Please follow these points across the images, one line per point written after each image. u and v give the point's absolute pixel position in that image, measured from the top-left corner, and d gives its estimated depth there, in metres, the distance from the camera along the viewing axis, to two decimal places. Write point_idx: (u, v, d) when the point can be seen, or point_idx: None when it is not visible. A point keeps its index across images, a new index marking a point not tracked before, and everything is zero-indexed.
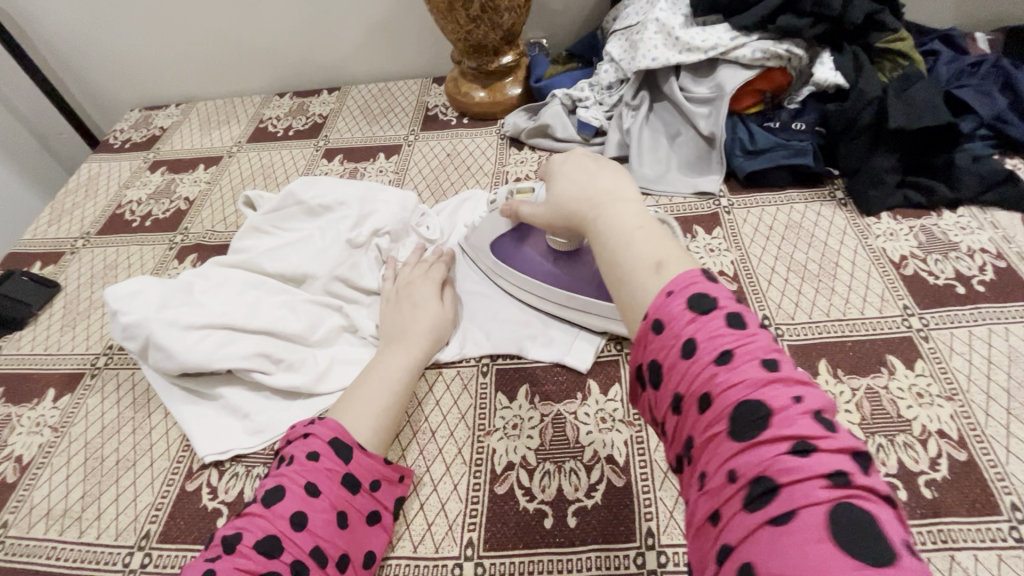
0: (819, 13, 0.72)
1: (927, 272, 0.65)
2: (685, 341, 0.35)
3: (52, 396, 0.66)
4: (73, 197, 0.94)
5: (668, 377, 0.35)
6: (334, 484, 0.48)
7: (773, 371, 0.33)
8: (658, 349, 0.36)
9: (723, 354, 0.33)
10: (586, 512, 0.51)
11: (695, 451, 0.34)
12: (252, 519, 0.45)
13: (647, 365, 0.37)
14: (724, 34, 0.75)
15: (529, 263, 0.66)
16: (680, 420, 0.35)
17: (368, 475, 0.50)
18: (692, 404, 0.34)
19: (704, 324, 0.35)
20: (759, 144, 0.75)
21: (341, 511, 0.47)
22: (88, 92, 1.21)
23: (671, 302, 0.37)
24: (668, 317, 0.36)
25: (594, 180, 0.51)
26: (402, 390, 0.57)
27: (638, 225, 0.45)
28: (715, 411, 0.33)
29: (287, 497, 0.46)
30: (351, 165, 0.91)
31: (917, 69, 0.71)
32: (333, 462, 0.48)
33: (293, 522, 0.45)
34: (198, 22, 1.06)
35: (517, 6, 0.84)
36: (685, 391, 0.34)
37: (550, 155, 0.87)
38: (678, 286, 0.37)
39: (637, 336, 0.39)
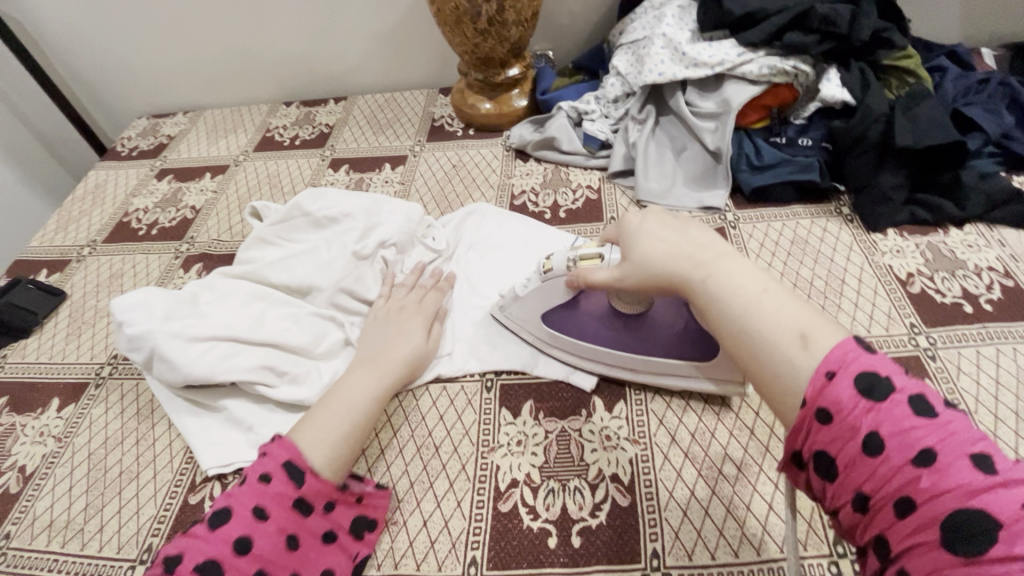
0: (826, 30, 0.71)
1: (935, 290, 0.65)
2: (868, 436, 0.32)
3: (56, 405, 0.66)
4: (80, 205, 0.95)
5: (846, 474, 0.33)
6: (282, 508, 0.48)
7: (992, 471, 0.29)
8: (831, 442, 0.34)
9: (923, 454, 0.31)
10: (590, 531, 0.51)
11: (891, 553, 0.31)
12: (195, 540, 0.46)
13: (814, 456, 0.35)
14: (730, 50, 0.75)
15: (594, 330, 0.60)
16: (866, 518, 0.33)
17: (320, 498, 0.50)
18: (884, 505, 0.31)
19: (886, 414, 0.32)
20: (765, 160, 0.75)
21: (289, 534, 0.48)
22: (97, 99, 1.21)
23: (837, 387, 0.34)
24: (838, 408, 0.34)
25: (680, 242, 0.48)
26: (363, 417, 0.55)
27: (759, 288, 0.43)
28: (920, 516, 0.30)
29: (233, 521, 0.46)
30: (357, 175, 0.92)
31: (924, 86, 0.71)
32: (283, 485, 0.49)
33: (237, 546, 0.45)
34: (207, 31, 1.07)
35: (524, 20, 0.84)
36: (873, 491, 0.32)
37: (556, 168, 0.87)
38: (839, 366, 0.35)
39: (795, 423, 0.36)
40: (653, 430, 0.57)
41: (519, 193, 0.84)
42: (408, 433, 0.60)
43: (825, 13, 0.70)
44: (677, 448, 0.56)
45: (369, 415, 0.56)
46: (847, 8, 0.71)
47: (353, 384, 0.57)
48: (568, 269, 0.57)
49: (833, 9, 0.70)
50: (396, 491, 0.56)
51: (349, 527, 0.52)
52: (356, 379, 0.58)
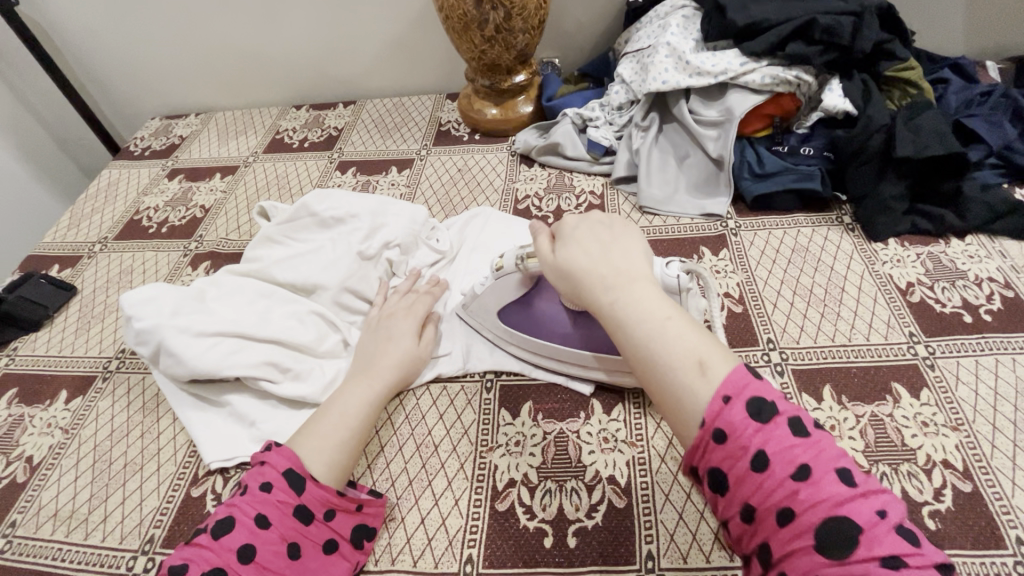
0: (828, 41, 0.72)
1: (934, 300, 0.65)
2: (755, 454, 0.35)
3: (64, 398, 0.68)
4: (93, 202, 0.97)
5: (736, 489, 0.35)
6: (285, 516, 0.48)
7: (852, 484, 0.34)
8: (723, 460, 0.36)
9: (801, 469, 0.34)
10: (586, 532, 0.52)
11: (771, 560, 0.34)
12: (200, 550, 0.46)
13: (708, 472, 0.37)
14: (734, 60, 0.76)
15: (549, 331, 0.61)
16: (751, 528, 0.35)
17: (321, 506, 0.50)
18: (767, 516, 0.34)
19: (772, 435, 0.35)
20: (767, 168, 0.76)
21: (293, 542, 0.48)
22: (112, 100, 1.24)
23: (731, 410, 0.37)
24: (732, 428, 0.36)
25: (605, 257, 0.48)
26: (357, 426, 0.56)
27: (666, 314, 0.43)
28: (798, 524, 0.33)
29: (236, 529, 0.47)
30: (364, 177, 0.93)
31: (926, 98, 0.72)
32: (283, 493, 0.49)
33: (239, 555, 0.45)
34: (221, 36, 1.09)
35: (531, 27, 0.86)
36: (759, 503, 0.35)
37: (560, 173, 0.88)
38: (733, 391, 0.37)
39: (693, 442, 0.38)
40: (651, 433, 0.58)
41: (523, 197, 0.85)
42: (408, 431, 0.61)
43: (828, 24, 0.71)
44: (674, 451, 0.56)
45: (362, 422, 0.57)
46: (850, 20, 0.71)
47: (347, 394, 0.58)
48: (518, 267, 0.58)
49: (836, 20, 0.71)
50: (395, 488, 0.57)
51: (351, 536, 0.52)
52: (347, 389, 0.59)
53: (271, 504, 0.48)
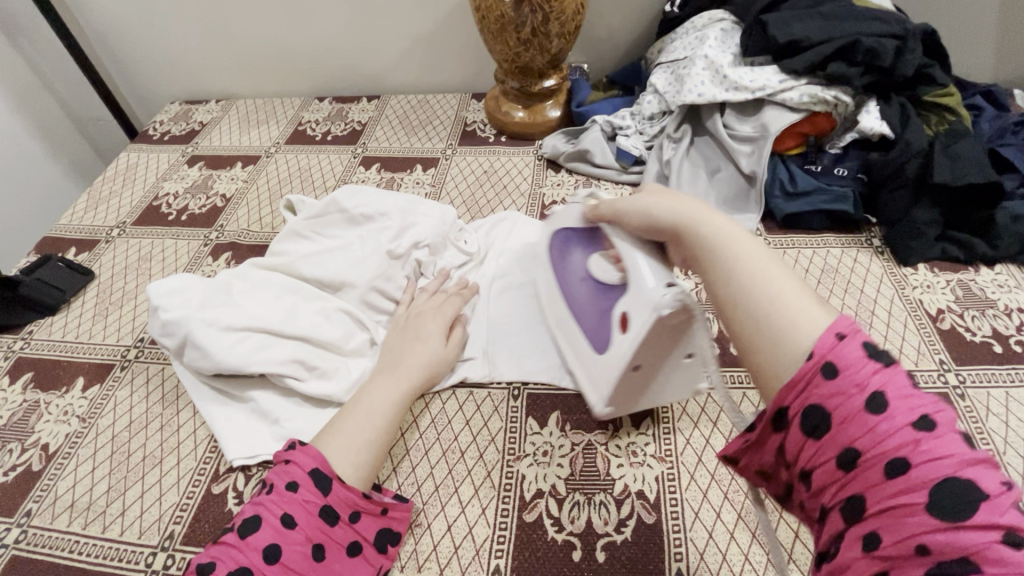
0: (870, 62, 0.72)
1: (964, 328, 0.65)
2: (872, 396, 0.33)
3: (81, 385, 0.66)
4: (110, 185, 0.95)
5: (841, 429, 0.33)
6: (311, 517, 0.47)
7: (974, 449, 0.31)
8: (832, 397, 0.34)
9: (921, 421, 0.31)
10: (615, 547, 0.51)
11: (865, 512, 0.32)
12: (227, 549, 0.45)
13: (804, 410, 0.35)
14: (773, 77, 0.75)
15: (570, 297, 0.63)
16: (846, 477, 0.33)
17: (347, 507, 0.50)
18: (873, 464, 0.32)
19: (893, 382, 0.33)
20: (799, 187, 0.75)
21: (318, 543, 0.47)
22: (131, 81, 1.22)
23: (848, 348, 0.34)
24: (845, 364, 0.34)
25: (688, 206, 0.48)
26: (384, 426, 0.55)
27: (764, 257, 0.43)
28: (909, 477, 0.31)
29: (262, 528, 0.46)
30: (388, 174, 0.92)
31: (964, 125, 0.71)
32: (310, 492, 0.48)
33: (265, 555, 0.44)
34: (247, 22, 1.08)
35: (567, 32, 0.85)
36: (865, 449, 0.32)
37: (588, 180, 0.87)
38: (847, 330, 0.35)
39: (794, 377, 0.36)
40: (680, 448, 0.57)
41: (550, 203, 0.84)
42: (434, 436, 0.60)
43: (871, 46, 0.71)
44: (704, 468, 0.56)
45: (388, 422, 0.56)
46: (892, 43, 0.71)
47: (371, 392, 0.57)
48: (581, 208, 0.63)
49: (879, 42, 0.71)
50: (421, 493, 0.56)
51: (374, 539, 0.51)
52: (373, 387, 0.58)
53: (298, 503, 0.48)
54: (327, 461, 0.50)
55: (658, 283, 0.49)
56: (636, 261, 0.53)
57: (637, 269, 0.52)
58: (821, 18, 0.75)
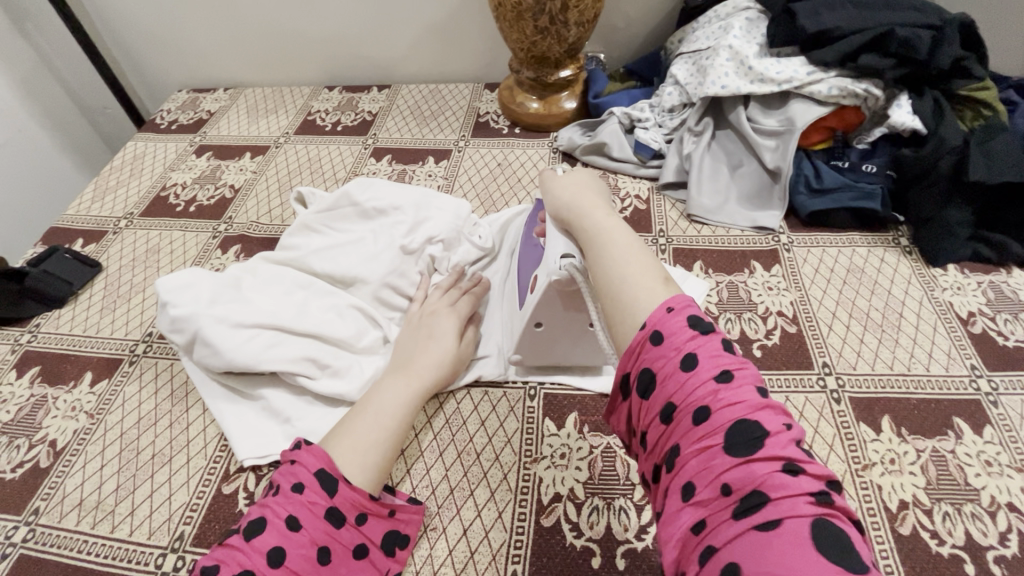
0: (904, 54, 0.69)
1: (997, 332, 0.63)
2: (686, 355, 0.37)
3: (89, 380, 0.65)
4: (118, 174, 0.94)
5: (661, 386, 0.37)
6: (317, 519, 0.45)
7: (765, 398, 0.35)
8: (657, 359, 0.38)
9: (723, 374, 0.35)
10: (636, 555, 0.50)
11: (679, 459, 0.35)
12: (231, 552, 0.43)
13: (639, 374, 0.39)
14: (800, 68, 0.73)
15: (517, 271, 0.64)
16: (667, 429, 0.36)
17: (354, 509, 0.48)
18: (685, 414, 0.35)
19: (703, 343, 0.37)
20: (825, 183, 0.73)
21: (324, 546, 0.45)
22: (137, 68, 1.20)
23: (673, 318, 0.39)
24: (668, 331, 0.38)
25: (581, 199, 0.55)
26: (397, 427, 0.54)
27: (627, 242, 0.48)
28: (711, 423, 0.34)
29: (267, 530, 0.44)
30: (400, 166, 0.90)
31: (1001, 121, 0.69)
32: (316, 494, 0.46)
33: (269, 558, 0.43)
34: (255, 8, 1.05)
35: (585, 21, 0.82)
36: (679, 401, 0.36)
37: (605, 175, 0.85)
38: (678, 305, 0.40)
39: (630, 346, 0.40)
40: None
41: None
42: (448, 436, 0.59)
43: (905, 37, 0.68)
44: None
45: (401, 422, 0.54)
46: (929, 34, 0.68)
47: (384, 391, 0.56)
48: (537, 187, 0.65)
49: (914, 33, 0.68)
50: (436, 495, 0.55)
51: (382, 542, 0.49)
52: (386, 387, 0.56)
53: (303, 505, 0.46)
54: (335, 463, 0.49)
55: (555, 252, 0.53)
56: (553, 237, 0.55)
57: (552, 239, 0.55)
58: (852, 7, 0.72)
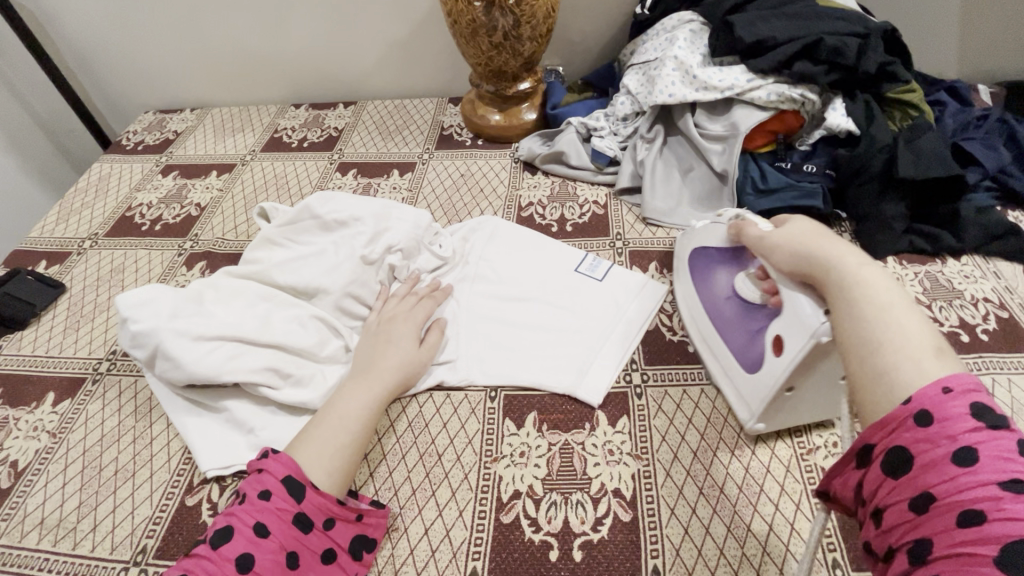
0: (834, 61, 0.73)
1: (933, 319, 0.66)
2: (963, 449, 0.30)
3: (51, 400, 0.65)
4: (82, 196, 0.94)
5: (920, 473, 0.31)
6: (284, 525, 0.46)
7: None
8: (918, 442, 0.31)
9: (1017, 485, 0.28)
10: (593, 546, 0.51)
11: (929, 556, 0.29)
12: (198, 562, 0.44)
13: (889, 451, 0.33)
14: (741, 76, 0.77)
15: (727, 321, 0.60)
16: (916, 519, 0.30)
17: (321, 514, 0.49)
18: (947, 511, 0.29)
19: (991, 440, 0.30)
20: (770, 184, 0.76)
21: (291, 551, 0.46)
22: (103, 91, 1.21)
23: (951, 401, 0.32)
24: (944, 414, 0.31)
25: (816, 240, 0.47)
26: (358, 431, 0.55)
27: (890, 293, 0.39)
28: (985, 532, 0.28)
29: (234, 539, 0.44)
30: (365, 180, 0.92)
31: (927, 120, 0.73)
32: (284, 501, 0.47)
33: (237, 566, 0.43)
34: (220, 29, 1.07)
35: (539, 35, 0.85)
36: (943, 496, 0.29)
37: (564, 182, 0.88)
38: (959, 387, 0.32)
39: (882, 417, 0.34)
40: (656, 446, 0.57)
41: (526, 205, 0.85)
42: (411, 439, 0.60)
43: (834, 44, 0.72)
44: (679, 466, 0.56)
45: (363, 425, 0.55)
46: (856, 42, 0.73)
47: (346, 398, 0.56)
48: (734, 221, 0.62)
49: (842, 41, 0.72)
50: (398, 497, 0.56)
51: (349, 546, 0.50)
52: (349, 394, 0.57)
53: (272, 512, 0.46)
54: (301, 469, 0.50)
55: (806, 306, 0.48)
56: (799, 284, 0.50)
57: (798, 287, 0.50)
58: (785, 18, 0.76)
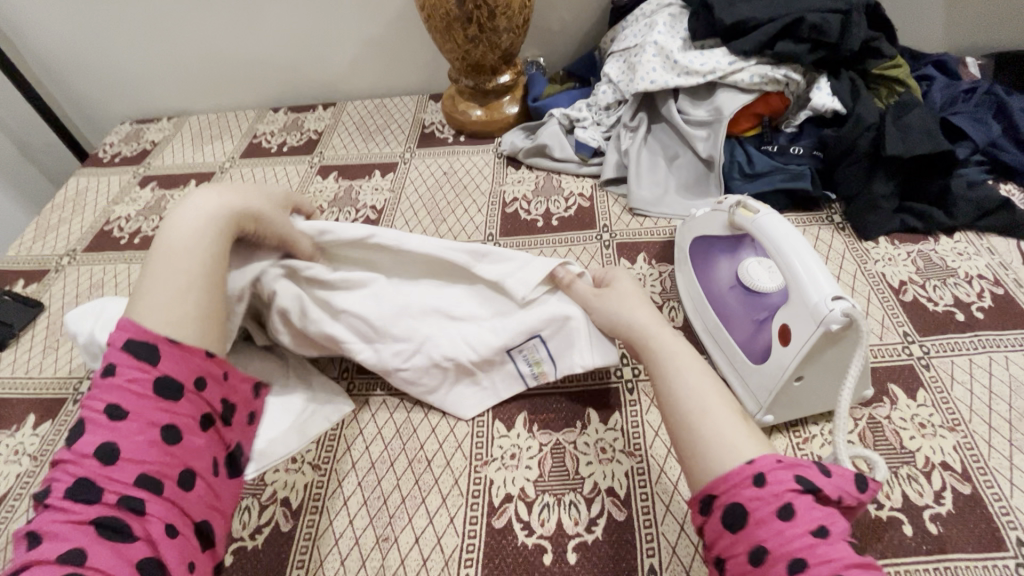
0: (817, 39, 0.72)
1: (927, 299, 0.65)
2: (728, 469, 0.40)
3: (32, 422, 0.64)
4: (60, 212, 0.92)
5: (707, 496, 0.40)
6: (145, 396, 0.45)
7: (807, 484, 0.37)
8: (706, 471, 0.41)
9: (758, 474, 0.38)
10: (587, 547, 0.50)
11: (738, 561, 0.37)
12: (61, 468, 0.42)
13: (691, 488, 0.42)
14: (722, 59, 0.75)
15: (731, 312, 0.59)
16: (719, 534, 0.39)
17: (190, 375, 0.48)
18: (731, 517, 0.38)
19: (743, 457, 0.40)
20: (757, 168, 0.75)
21: (166, 427, 0.45)
22: (78, 104, 1.19)
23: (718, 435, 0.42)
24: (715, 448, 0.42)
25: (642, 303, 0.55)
26: (197, 271, 0.50)
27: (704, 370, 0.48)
28: (753, 520, 0.37)
29: (91, 431, 0.43)
30: (346, 182, 0.90)
31: (913, 96, 0.72)
32: (134, 371, 0.45)
33: (100, 457, 0.42)
34: (192, 35, 1.05)
35: (515, 27, 0.84)
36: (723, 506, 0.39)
37: (549, 175, 0.86)
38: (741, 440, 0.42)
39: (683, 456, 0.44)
40: (649, 442, 0.56)
41: (510, 200, 0.83)
42: (399, 446, 0.59)
43: (816, 22, 0.70)
44: (673, 461, 0.55)
45: (203, 266, 0.50)
46: (838, 18, 0.71)
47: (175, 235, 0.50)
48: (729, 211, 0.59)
49: (824, 18, 0.71)
50: (388, 506, 0.54)
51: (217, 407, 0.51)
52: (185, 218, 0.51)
53: (123, 386, 0.45)
54: (140, 329, 0.47)
55: (822, 295, 0.47)
56: (811, 272, 0.49)
57: (806, 275, 0.49)
58: None
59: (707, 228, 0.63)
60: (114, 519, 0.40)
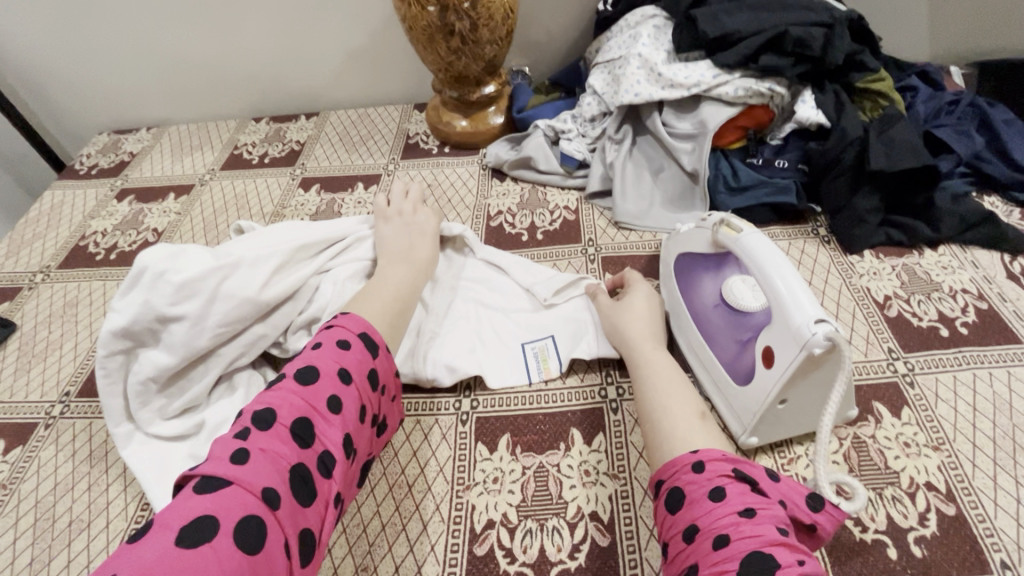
0: (800, 52, 0.71)
1: (911, 314, 0.65)
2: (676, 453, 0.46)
3: (1, 449, 0.62)
4: (34, 227, 0.90)
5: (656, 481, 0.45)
6: (362, 376, 0.49)
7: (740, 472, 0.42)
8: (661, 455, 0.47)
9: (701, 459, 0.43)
10: (570, 575, 0.49)
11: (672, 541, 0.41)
12: (282, 397, 0.45)
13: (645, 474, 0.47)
14: (707, 72, 0.74)
15: (714, 330, 0.58)
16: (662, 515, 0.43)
17: (386, 376, 0.52)
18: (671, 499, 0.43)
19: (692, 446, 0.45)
20: (742, 181, 0.74)
21: (363, 405, 0.48)
22: (55, 114, 1.16)
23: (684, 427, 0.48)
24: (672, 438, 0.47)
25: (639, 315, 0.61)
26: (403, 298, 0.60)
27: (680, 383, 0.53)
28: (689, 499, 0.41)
29: (321, 378, 0.46)
30: (329, 195, 0.89)
31: (897, 109, 0.72)
32: (362, 352, 0.50)
33: (325, 405, 0.45)
34: (171, 45, 1.03)
35: (499, 38, 0.83)
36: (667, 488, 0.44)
37: (534, 188, 0.85)
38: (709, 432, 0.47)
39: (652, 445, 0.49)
40: (633, 464, 0.56)
41: (495, 214, 0.82)
42: (380, 470, 0.58)
43: (800, 36, 0.70)
44: None
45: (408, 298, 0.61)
46: (821, 31, 0.71)
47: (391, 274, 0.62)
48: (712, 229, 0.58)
49: (807, 32, 0.70)
50: (367, 534, 0.53)
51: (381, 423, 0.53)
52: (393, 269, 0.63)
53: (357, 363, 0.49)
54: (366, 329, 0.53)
55: (805, 317, 0.47)
56: (794, 293, 0.48)
57: (789, 296, 0.48)
58: (749, 9, 0.73)
59: (691, 245, 0.63)
60: (305, 463, 0.42)
